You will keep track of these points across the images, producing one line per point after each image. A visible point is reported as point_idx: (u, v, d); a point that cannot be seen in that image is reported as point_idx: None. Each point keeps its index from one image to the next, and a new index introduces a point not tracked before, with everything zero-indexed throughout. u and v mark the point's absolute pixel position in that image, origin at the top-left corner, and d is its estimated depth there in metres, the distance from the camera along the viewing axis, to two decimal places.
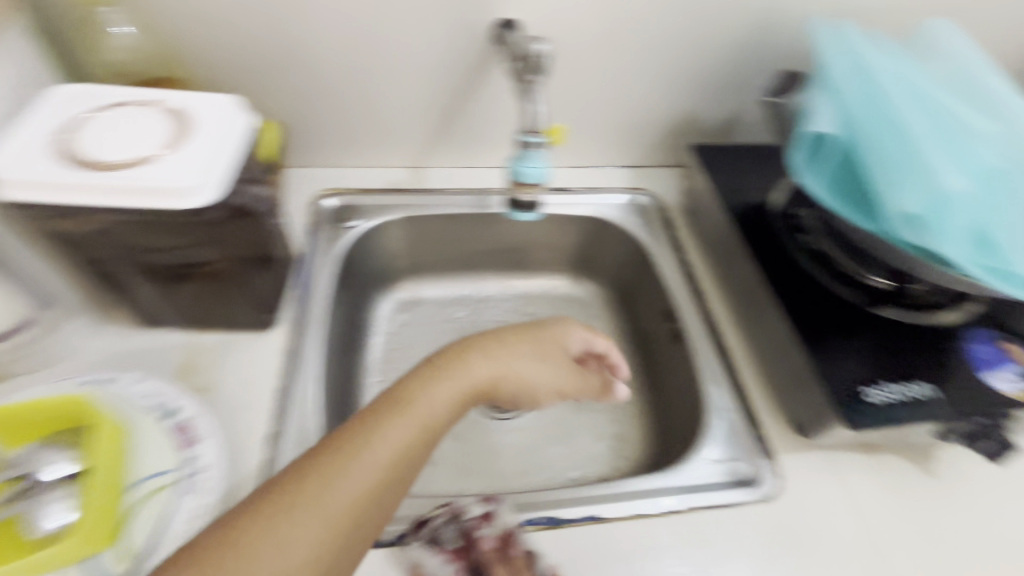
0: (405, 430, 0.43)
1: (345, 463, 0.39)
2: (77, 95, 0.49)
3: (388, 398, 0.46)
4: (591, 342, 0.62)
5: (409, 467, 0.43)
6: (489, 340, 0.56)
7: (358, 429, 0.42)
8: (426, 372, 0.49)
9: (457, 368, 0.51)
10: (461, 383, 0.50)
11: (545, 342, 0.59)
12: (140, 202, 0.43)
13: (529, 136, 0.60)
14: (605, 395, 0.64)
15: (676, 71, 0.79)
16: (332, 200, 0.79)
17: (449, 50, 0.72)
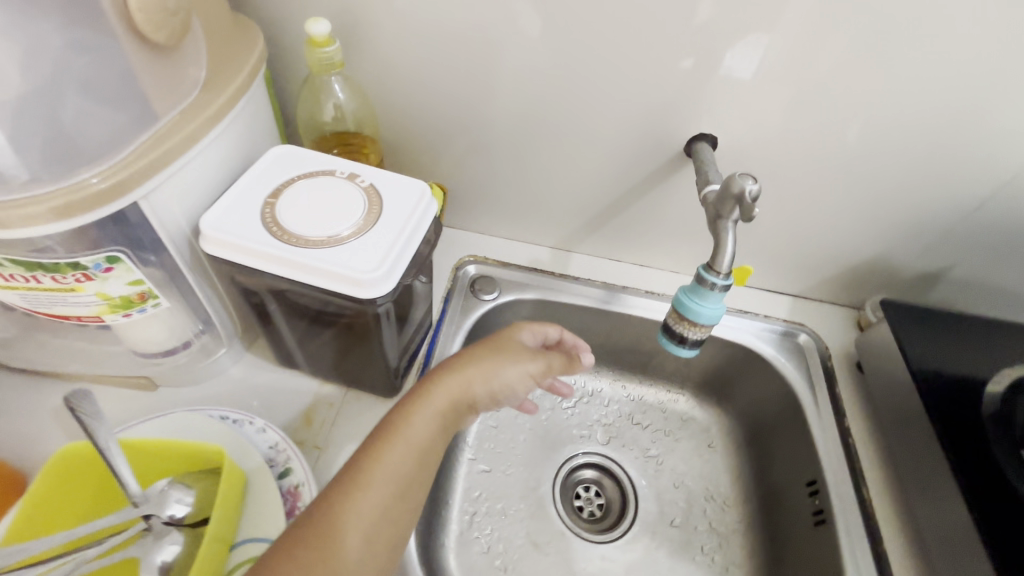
0: (429, 422, 0.48)
1: (381, 455, 0.44)
2: (285, 154, 0.51)
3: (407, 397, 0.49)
4: (545, 334, 0.59)
5: (430, 450, 0.47)
6: (498, 350, 0.54)
7: (396, 429, 0.47)
8: (464, 371, 0.51)
9: (474, 373, 0.51)
10: (473, 380, 0.51)
11: (503, 348, 0.55)
12: (319, 282, 0.44)
13: (709, 274, 0.52)
14: (573, 367, 0.59)
15: (885, 215, 0.69)
16: (472, 267, 0.79)
17: (635, 153, 0.69)
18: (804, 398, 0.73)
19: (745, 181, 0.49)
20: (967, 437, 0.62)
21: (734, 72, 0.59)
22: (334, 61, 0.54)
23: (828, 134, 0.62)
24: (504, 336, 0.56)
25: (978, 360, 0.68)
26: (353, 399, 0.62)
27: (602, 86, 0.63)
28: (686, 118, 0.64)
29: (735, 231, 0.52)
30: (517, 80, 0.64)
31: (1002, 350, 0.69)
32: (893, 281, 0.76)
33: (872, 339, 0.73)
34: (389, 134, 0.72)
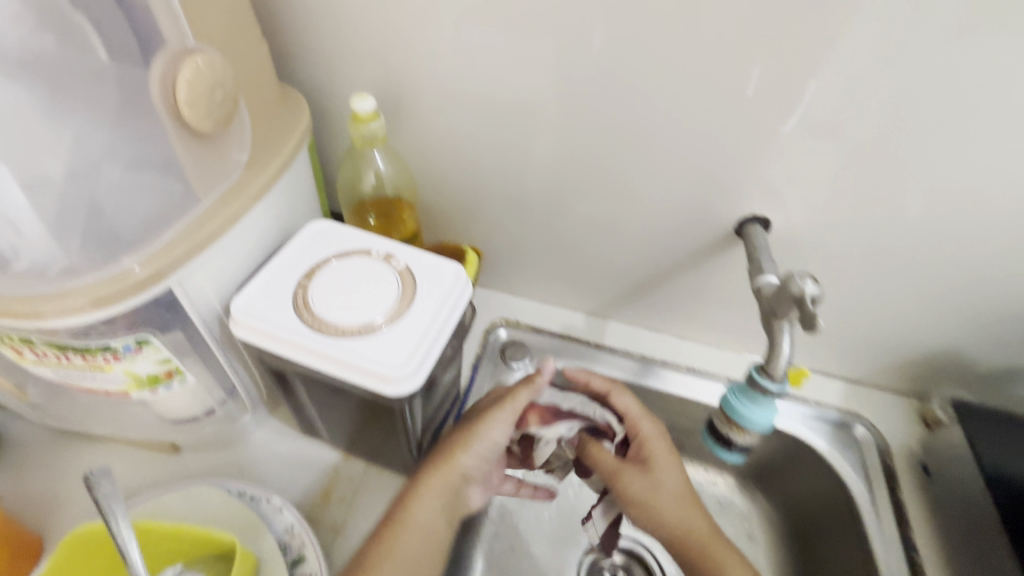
0: (432, 504, 0.53)
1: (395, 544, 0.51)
2: (324, 231, 0.51)
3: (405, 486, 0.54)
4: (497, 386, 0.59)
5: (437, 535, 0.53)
6: (474, 418, 0.56)
7: (405, 514, 0.53)
8: (453, 452, 0.55)
9: (453, 451, 0.54)
10: (459, 456, 0.54)
11: (475, 416, 0.56)
12: (344, 375, 0.42)
13: (761, 378, 0.48)
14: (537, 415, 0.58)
15: (956, 304, 0.64)
16: (503, 331, 0.77)
17: (681, 228, 0.65)
18: (862, 502, 0.65)
19: (805, 283, 0.45)
20: None
21: (791, 155, 0.56)
22: (377, 136, 0.54)
23: (892, 220, 0.58)
24: (475, 406, 0.58)
25: None
26: (375, 474, 0.60)
27: (649, 162, 0.60)
28: (737, 198, 0.61)
29: (791, 333, 0.48)
30: (560, 153, 0.62)
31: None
32: (963, 371, 0.69)
33: (943, 440, 0.66)
34: (427, 196, 0.71)
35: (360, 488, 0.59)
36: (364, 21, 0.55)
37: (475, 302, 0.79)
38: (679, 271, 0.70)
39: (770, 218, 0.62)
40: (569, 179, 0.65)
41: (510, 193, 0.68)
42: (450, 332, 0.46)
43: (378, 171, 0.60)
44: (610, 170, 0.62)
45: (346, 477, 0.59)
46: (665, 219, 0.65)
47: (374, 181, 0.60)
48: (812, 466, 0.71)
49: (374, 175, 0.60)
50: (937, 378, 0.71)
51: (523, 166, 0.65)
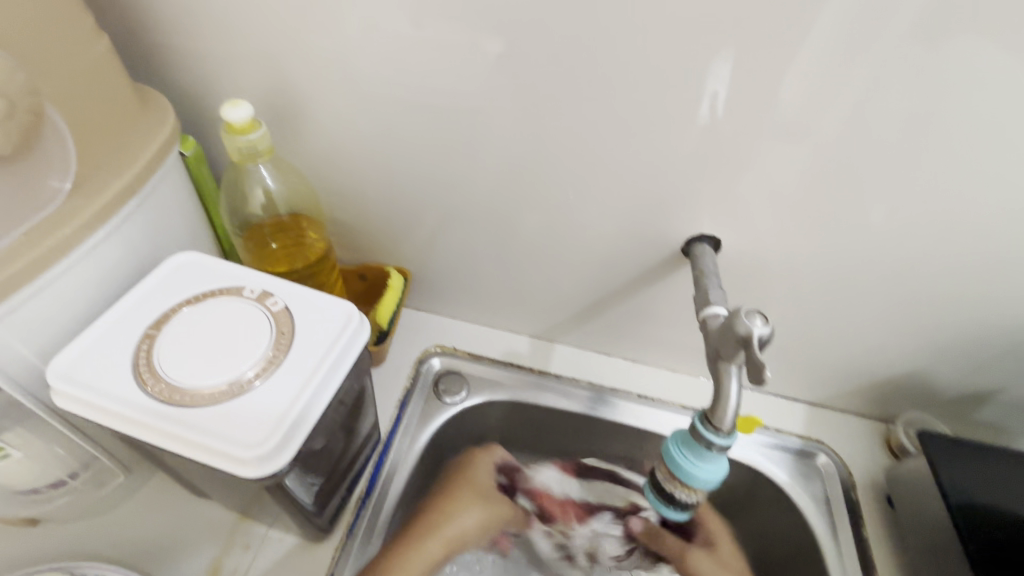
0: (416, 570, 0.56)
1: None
2: (189, 266, 0.43)
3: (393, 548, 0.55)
4: (494, 467, 0.68)
5: None
6: (468, 491, 0.64)
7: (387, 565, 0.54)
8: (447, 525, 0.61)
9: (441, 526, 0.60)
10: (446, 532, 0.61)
11: (464, 491, 0.65)
12: (190, 453, 0.34)
13: (706, 431, 0.42)
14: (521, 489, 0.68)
15: (920, 327, 0.59)
16: (437, 360, 0.69)
17: (624, 249, 0.59)
18: (824, 544, 0.60)
19: (753, 322, 0.39)
20: None
21: (741, 170, 0.50)
22: (260, 149, 0.46)
23: (852, 239, 0.53)
24: (470, 471, 0.66)
25: None
26: (275, 540, 0.51)
27: (586, 178, 0.54)
28: (684, 216, 0.54)
29: (740, 378, 0.41)
30: (487, 167, 0.55)
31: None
32: (929, 393, 0.65)
33: (908, 472, 0.60)
34: (345, 215, 0.63)
35: (258, 558, 0.51)
36: (245, 16, 0.47)
37: (408, 329, 0.71)
38: (626, 293, 0.63)
39: (721, 238, 0.55)
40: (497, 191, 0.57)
41: (436, 211, 0.60)
42: (336, 387, 0.38)
43: (267, 188, 0.53)
44: (541, 182, 0.55)
45: (242, 544, 0.51)
46: (607, 238, 0.58)
47: (263, 199, 0.53)
48: (771, 499, 0.65)
49: (261, 193, 0.53)
50: (901, 400, 0.67)
51: (444, 179, 0.57)
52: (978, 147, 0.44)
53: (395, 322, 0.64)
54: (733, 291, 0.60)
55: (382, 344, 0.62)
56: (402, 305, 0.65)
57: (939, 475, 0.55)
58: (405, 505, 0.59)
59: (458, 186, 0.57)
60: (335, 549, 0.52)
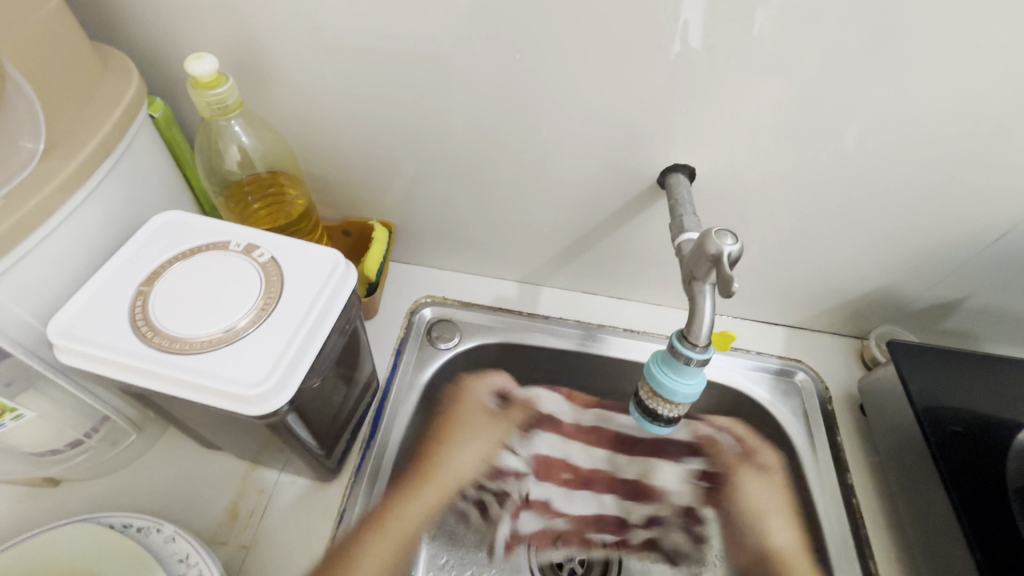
0: (432, 499, 0.59)
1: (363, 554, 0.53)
2: (173, 225, 0.44)
3: (405, 480, 0.59)
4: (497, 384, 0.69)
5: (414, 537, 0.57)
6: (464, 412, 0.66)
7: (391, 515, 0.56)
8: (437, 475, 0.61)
9: (437, 470, 0.61)
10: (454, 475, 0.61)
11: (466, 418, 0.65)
12: (194, 393, 0.36)
13: (684, 346, 0.44)
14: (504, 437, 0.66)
15: (891, 243, 0.61)
16: (428, 310, 0.71)
17: (603, 185, 0.60)
18: (802, 451, 0.64)
19: (723, 240, 0.40)
20: (994, 493, 0.53)
21: (712, 97, 0.50)
22: (229, 103, 0.46)
23: (823, 160, 0.54)
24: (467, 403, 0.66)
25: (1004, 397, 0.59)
26: (288, 483, 0.55)
27: (560, 115, 0.54)
28: (658, 147, 0.55)
29: (712, 296, 0.43)
30: (461, 112, 0.55)
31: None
32: (899, 309, 0.68)
33: (879, 381, 0.64)
34: (324, 170, 0.63)
35: (273, 499, 0.54)
36: None
37: (396, 282, 0.73)
38: (606, 230, 0.65)
39: (696, 167, 0.56)
40: (472, 136, 0.57)
41: (414, 161, 0.60)
42: (328, 329, 0.40)
43: (242, 144, 0.53)
44: (515, 123, 0.55)
45: (256, 487, 0.54)
46: (583, 177, 0.59)
47: (239, 156, 0.54)
48: (754, 415, 0.69)
49: (237, 149, 0.53)
50: (874, 318, 0.70)
51: (418, 125, 0.57)
52: (942, 57, 0.44)
53: (384, 275, 0.65)
54: (710, 220, 0.62)
55: (373, 296, 0.64)
56: (389, 257, 0.66)
57: (905, 379, 0.59)
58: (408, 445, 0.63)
59: (433, 132, 0.57)
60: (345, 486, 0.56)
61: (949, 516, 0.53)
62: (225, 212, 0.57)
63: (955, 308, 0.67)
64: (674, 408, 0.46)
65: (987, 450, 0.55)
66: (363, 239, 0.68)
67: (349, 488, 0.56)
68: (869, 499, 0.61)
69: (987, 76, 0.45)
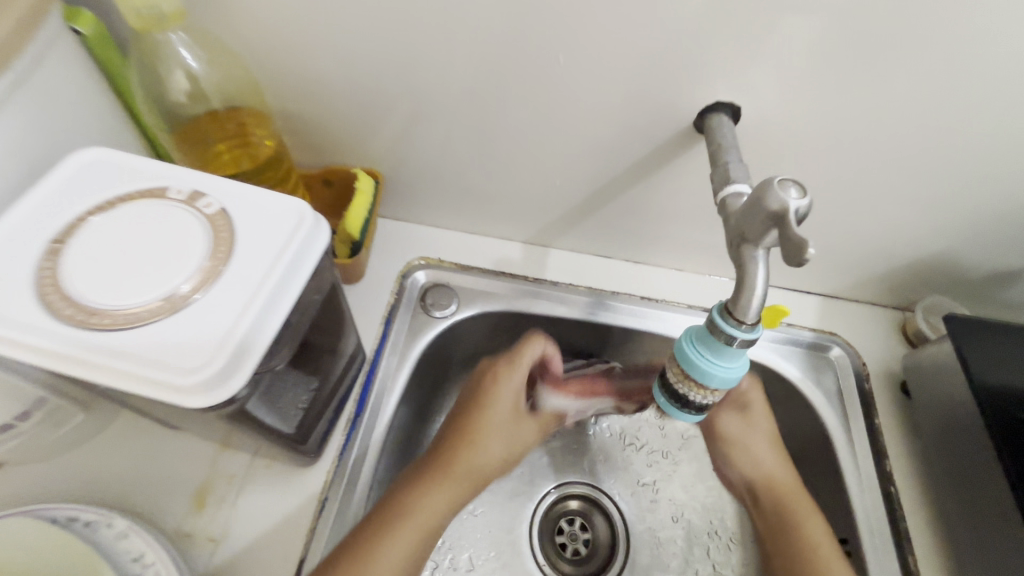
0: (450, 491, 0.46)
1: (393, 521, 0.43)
2: (97, 166, 0.35)
3: (426, 470, 0.47)
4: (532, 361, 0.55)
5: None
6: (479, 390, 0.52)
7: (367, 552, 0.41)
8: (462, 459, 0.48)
9: (456, 462, 0.47)
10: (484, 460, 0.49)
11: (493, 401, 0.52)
12: (118, 379, 0.28)
13: (726, 323, 0.36)
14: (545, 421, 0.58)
15: (958, 203, 0.52)
16: (422, 274, 0.63)
17: (626, 128, 0.50)
18: (834, 434, 0.58)
19: (788, 194, 0.32)
20: None
21: (769, 15, 0.40)
22: (164, 10, 0.36)
23: (895, 99, 0.45)
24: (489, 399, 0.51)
25: None
26: (262, 468, 0.49)
27: (581, 38, 0.44)
28: (697, 81, 0.45)
29: (767, 264, 0.35)
30: (460, 34, 0.45)
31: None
32: (953, 278, 0.60)
33: (927, 359, 0.57)
34: (297, 107, 0.53)
35: (246, 486, 0.48)
36: None
37: (386, 242, 0.65)
38: (626, 184, 0.56)
39: (742, 106, 0.47)
40: (471, 64, 0.47)
41: (404, 97, 0.51)
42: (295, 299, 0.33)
43: (191, 70, 0.44)
44: (523, 49, 0.45)
45: (225, 472, 0.48)
46: (604, 119, 0.50)
47: (187, 85, 0.44)
48: (782, 394, 0.63)
49: (184, 76, 0.44)
50: (923, 287, 0.62)
51: (405, 50, 0.47)
52: None
53: (371, 233, 0.58)
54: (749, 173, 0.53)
55: (358, 257, 0.56)
56: (377, 212, 0.58)
57: (965, 358, 0.52)
58: (399, 424, 0.56)
59: (424, 59, 0.47)
60: (327, 472, 0.50)
61: (1007, 514, 0.47)
62: (178, 156, 0.48)
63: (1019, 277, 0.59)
64: (710, 395, 0.39)
65: None
66: (347, 191, 0.60)
67: (331, 474, 0.50)
68: (908, 489, 0.55)
69: None
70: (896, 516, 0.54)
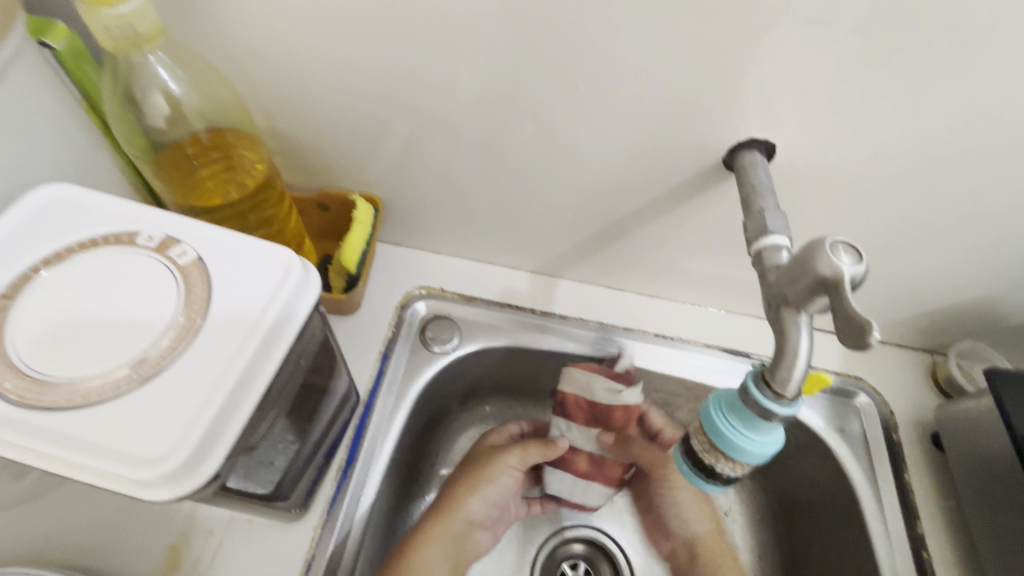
0: (443, 546, 0.53)
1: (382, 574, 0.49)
2: (56, 207, 0.31)
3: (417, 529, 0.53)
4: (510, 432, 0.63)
5: None
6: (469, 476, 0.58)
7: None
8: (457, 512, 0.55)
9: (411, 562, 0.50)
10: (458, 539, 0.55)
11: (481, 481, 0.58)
12: (64, 467, 0.24)
13: (763, 395, 0.32)
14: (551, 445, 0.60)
15: (1003, 248, 0.49)
16: (422, 304, 0.59)
17: (647, 162, 0.47)
18: (861, 490, 0.54)
19: (839, 259, 0.29)
20: None
21: (807, 47, 0.37)
22: (140, 29, 0.32)
23: (946, 138, 0.41)
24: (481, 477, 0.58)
25: None
26: (243, 522, 0.45)
27: (603, 63, 0.40)
28: (729, 114, 0.41)
29: (810, 329, 0.32)
30: (471, 55, 0.41)
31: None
32: (992, 324, 0.56)
33: (963, 412, 0.53)
34: (293, 129, 0.49)
35: (224, 542, 0.44)
36: None
37: (385, 270, 0.61)
38: (643, 218, 0.52)
39: (776, 143, 0.43)
40: (480, 87, 0.43)
41: (409, 119, 0.47)
42: (280, 362, 0.28)
43: (170, 92, 0.40)
44: (535, 73, 0.42)
45: (201, 525, 0.44)
46: (622, 150, 0.46)
47: (168, 109, 0.41)
48: (804, 442, 0.59)
49: (162, 98, 0.40)
50: (958, 332, 0.58)
51: (408, 70, 0.43)
52: None
53: (368, 264, 0.54)
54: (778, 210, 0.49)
55: (354, 290, 0.53)
56: (375, 240, 0.54)
57: (1005, 411, 0.47)
58: (393, 471, 0.53)
59: (428, 80, 0.43)
60: (315, 527, 0.46)
61: None
62: (161, 185, 0.44)
63: None
64: (739, 467, 0.35)
65: None
66: (344, 217, 0.56)
67: (318, 531, 0.46)
68: (941, 554, 0.51)
69: None
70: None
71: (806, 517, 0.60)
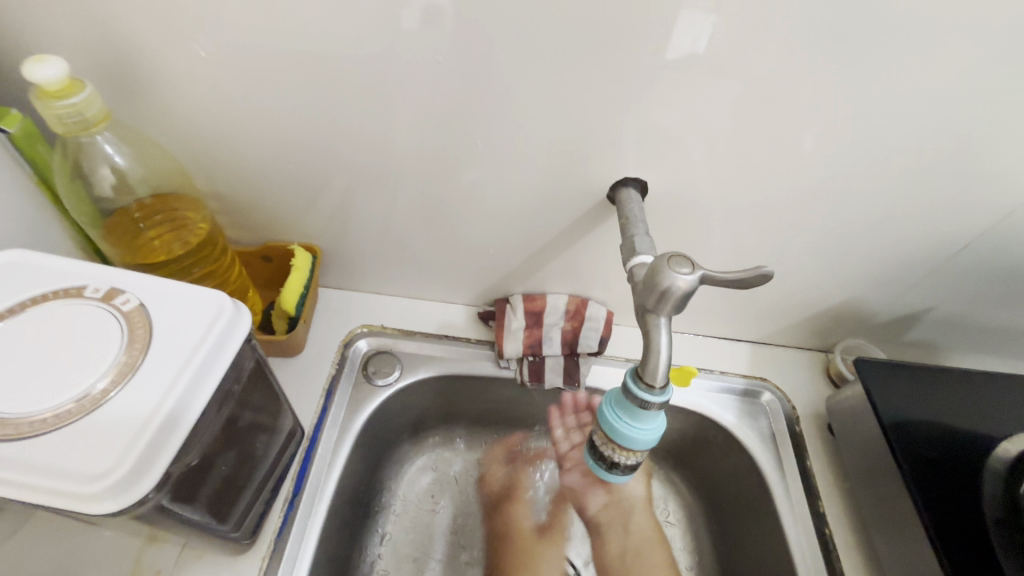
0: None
1: None
2: (15, 266, 0.35)
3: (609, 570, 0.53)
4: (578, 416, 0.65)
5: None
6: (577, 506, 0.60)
7: None
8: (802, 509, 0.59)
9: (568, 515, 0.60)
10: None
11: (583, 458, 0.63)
12: (19, 491, 0.28)
13: (637, 387, 0.39)
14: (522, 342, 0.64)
15: (853, 259, 0.57)
16: (364, 341, 0.64)
17: (547, 202, 0.54)
18: (771, 479, 0.60)
19: (676, 270, 0.36)
20: (972, 521, 0.49)
21: (654, 105, 0.45)
22: (90, 117, 0.38)
23: (780, 171, 0.50)
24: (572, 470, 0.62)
25: (979, 411, 0.56)
26: (191, 559, 0.47)
27: (495, 124, 0.48)
28: (604, 160, 0.50)
29: (668, 330, 0.38)
30: (384, 124, 0.48)
31: (1014, 409, 0.55)
32: (866, 323, 0.65)
33: (845, 400, 0.60)
34: (232, 189, 0.55)
35: None
36: None
37: (328, 313, 0.65)
38: (554, 251, 0.59)
39: (648, 181, 0.52)
40: (398, 148, 0.50)
41: (337, 178, 0.54)
42: (203, 406, 0.32)
43: (116, 165, 0.46)
44: (441, 134, 0.49)
45: (149, 563, 0.46)
46: (524, 193, 0.54)
47: (113, 179, 0.46)
48: (722, 441, 0.65)
49: (108, 170, 0.45)
50: (842, 332, 0.67)
51: (331, 136, 0.50)
52: (904, 59, 0.41)
53: (308, 306, 0.59)
54: (666, 236, 0.57)
55: (295, 331, 0.57)
56: (315, 285, 0.59)
57: (871, 392, 0.56)
58: (339, 501, 0.55)
59: (350, 142, 0.50)
60: (263, 557, 0.48)
61: (927, 548, 0.49)
62: (108, 247, 0.49)
63: (923, 319, 0.64)
64: (634, 458, 0.41)
65: (964, 473, 0.52)
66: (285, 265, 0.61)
67: (266, 560, 0.48)
68: (843, 532, 0.57)
69: (951, 80, 0.42)
70: (831, 556, 0.55)
71: (730, 511, 0.65)
